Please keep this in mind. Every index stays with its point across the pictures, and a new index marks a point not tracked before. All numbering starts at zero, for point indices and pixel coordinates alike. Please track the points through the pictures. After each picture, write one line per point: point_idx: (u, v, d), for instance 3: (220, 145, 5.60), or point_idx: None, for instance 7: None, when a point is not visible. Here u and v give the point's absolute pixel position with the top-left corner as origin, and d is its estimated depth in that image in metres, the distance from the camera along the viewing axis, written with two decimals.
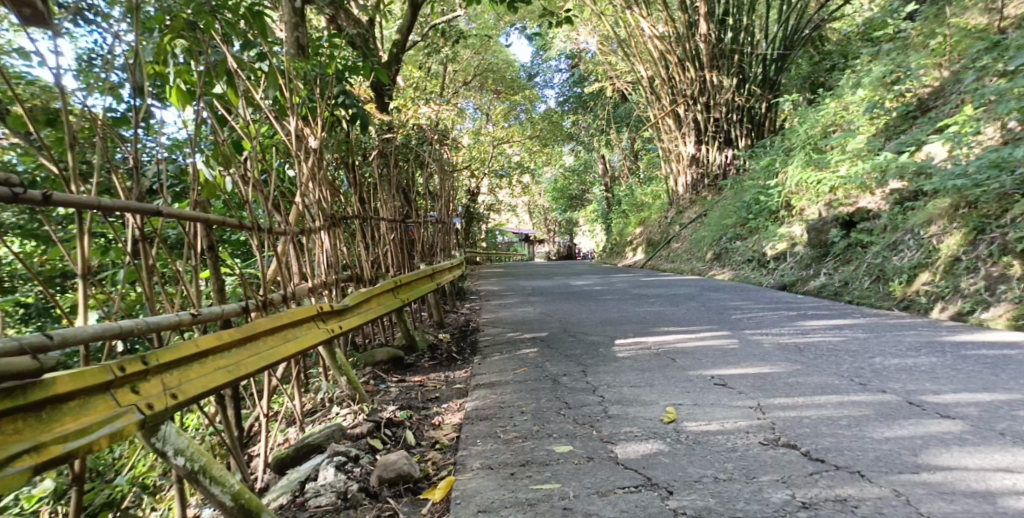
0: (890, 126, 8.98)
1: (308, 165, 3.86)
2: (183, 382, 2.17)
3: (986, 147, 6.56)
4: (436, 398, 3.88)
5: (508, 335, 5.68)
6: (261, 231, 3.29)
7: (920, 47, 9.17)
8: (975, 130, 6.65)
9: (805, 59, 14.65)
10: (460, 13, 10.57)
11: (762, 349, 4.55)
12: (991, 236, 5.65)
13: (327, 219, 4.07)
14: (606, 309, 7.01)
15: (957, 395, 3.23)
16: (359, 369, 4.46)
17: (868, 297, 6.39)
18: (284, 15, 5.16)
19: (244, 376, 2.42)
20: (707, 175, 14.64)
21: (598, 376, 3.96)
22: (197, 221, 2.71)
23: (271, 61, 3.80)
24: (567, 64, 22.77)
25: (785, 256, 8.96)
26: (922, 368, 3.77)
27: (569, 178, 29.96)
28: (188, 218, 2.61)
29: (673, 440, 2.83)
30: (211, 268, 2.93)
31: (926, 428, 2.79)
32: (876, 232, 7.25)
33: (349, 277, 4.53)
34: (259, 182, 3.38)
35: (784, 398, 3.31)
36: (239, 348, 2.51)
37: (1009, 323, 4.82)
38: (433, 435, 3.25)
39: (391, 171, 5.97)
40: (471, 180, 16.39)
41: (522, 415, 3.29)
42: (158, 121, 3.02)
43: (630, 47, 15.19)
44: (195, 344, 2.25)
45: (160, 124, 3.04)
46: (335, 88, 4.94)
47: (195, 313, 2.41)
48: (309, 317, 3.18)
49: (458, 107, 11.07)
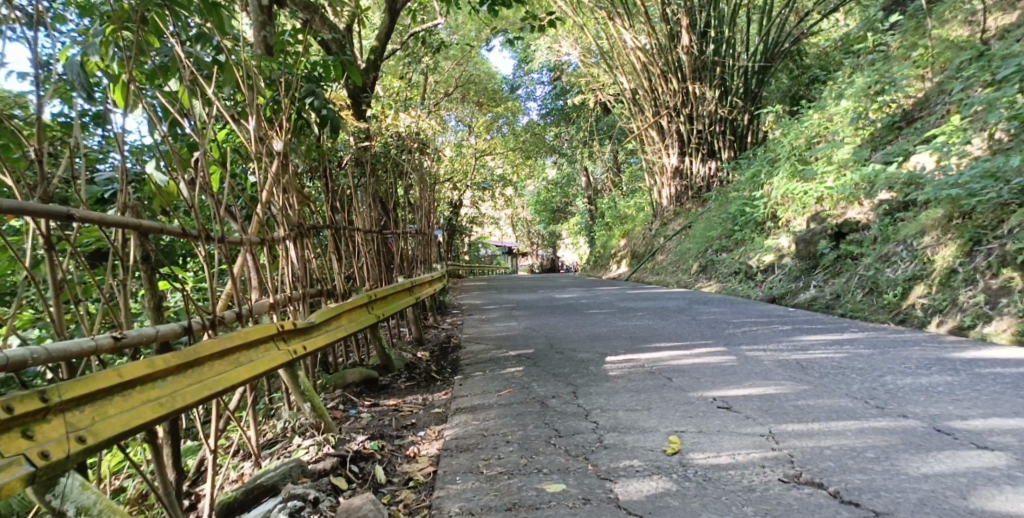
0: (875, 137, 8.66)
1: (271, 170, 3.45)
2: (98, 420, 1.82)
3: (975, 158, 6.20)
4: (412, 424, 3.51)
5: (492, 352, 5.32)
6: (214, 240, 2.88)
7: (905, 60, 8.91)
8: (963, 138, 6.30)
9: (784, 73, 14.35)
10: (439, 22, 10.22)
11: (762, 367, 4.22)
12: (988, 247, 5.37)
13: (293, 229, 3.65)
14: (594, 323, 6.67)
15: (988, 420, 2.91)
16: (327, 392, 4.09)
17: (860, 311, 6.11)
18: (251, 14, 4.73)
19: (181, 409, 2.05)
20: (690, 187, 14.39)
21: (589, 398, 3.62)
22: (127, 227, 2.32)
23: (228, 54, 3.38)
24: (549, 77, 22.54)
25: (773, 268, 8.68)
26: (939, 388, 3.46)
27: (551, 191, 29.74)
28: (111, 224, 2.21)
29: (681, 476, 2.49)
30: (147, 283, 2.54)
31: (966, 464, 2.47)
32: (867, 243, 6.99)
33: (317, 292, 4.09)
34: (212, 186, 2.94)
35: (797, 425, 2.98)
36: (178, 375, 2.14)
37: (1013, 338, 4.56)
38: (407, 470, 2.90)
39: (367, 180, 5.56)
40: (453, 192, 15.97)
41: (507, 446, 2.94)
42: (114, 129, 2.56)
43: (612, 59, 14.86)
44: (118, 373, 1.90)
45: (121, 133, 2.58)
46: (301, 89, 4.54)
47: (117, 337, 2.02)
48: (266, 338, 2.80)
49: (439, 117, 10.73)
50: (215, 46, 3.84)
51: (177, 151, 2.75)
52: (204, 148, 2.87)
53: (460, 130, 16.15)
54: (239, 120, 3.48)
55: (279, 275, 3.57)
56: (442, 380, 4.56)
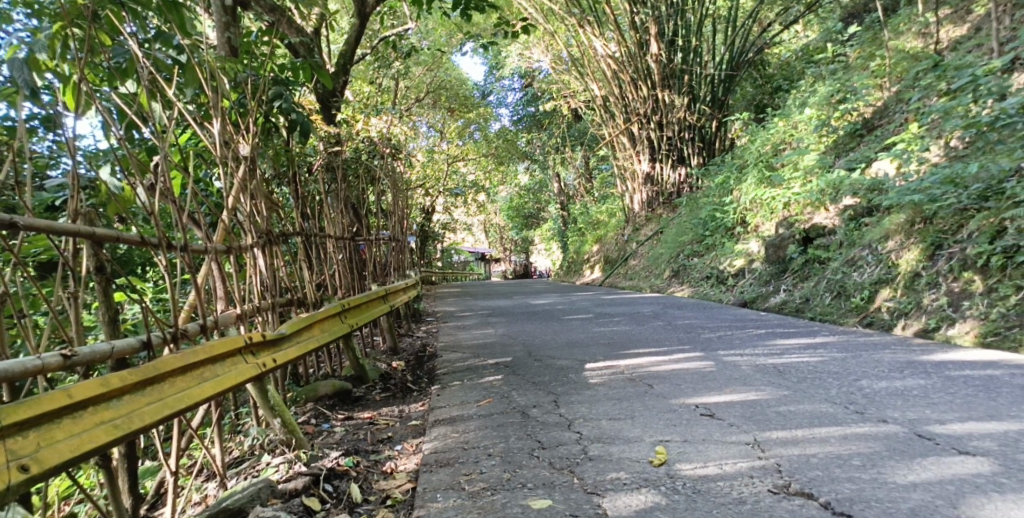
0: (839, 144, 8.55)
1: (237, 175, 3.32)
2: (42, 446, 1.84)
3: (932, 165, 6.12)
4: (388, 438, 3.40)
5: (468, 361, 5.21)
6: (176, 248, 2.76)
7: (863, 70, 8.96)
8: (922, 145, 6.22)
9: (748, 81, 14.43)
10: (408, 27, 10.06)
11: (740, 373, 4.18)
12: (949, 251, 5.38)
13: (261, 236, 3.53)
14: (569, 329, 6.59)
15: (966, 425, 2.89)
16: (298, 406, 3.97)
17: (829, 314, 6.11)
18: (213, 15, 4.57)
19: (136, 430, 2.06)
20: (661, 192, 14.42)
21: (570, 407, 3.54)
22: (77, 235, 2.25)
23: (190, 54, 3.24)
24: (520, 84, 22.50)
25: (743, 273, 8.69)
26: (914, 392, 3.43)
27: (524, 196, 29.69)
28: (57, 233, 2.15)
29: (670, 488, 2.45)
30: (101, 294, 2.46)
31: (952, 471, 2.43)
32: (833, 247, 7.00)
33: (287, 301, 3.97)
34: (173, 192, 2.83)
35: (781, 432, 2.93)
36: (135, 394, 2.15)
37: (977, 340, 4.57)
38: (383, 487, 2.80)
39: (337, 186, 5.43)
40: (425, 199, 15.80)
41: (489, 459, 2.86)
42: (65, 133, 2.44)
43: (582, 66, 14.81)
44: (67, 394, 1.92)
45: (74, 138, 2.46)
46: (267, 91, 4.39)
47: (66, 355, 2.03)
48: (235, 351, 2.70)
49: (410, 123, 10.58)
50: (175, 46, 3.71)
51: (134, 155, 2.65)
52: (163, 152, 2.76)
53: (431, 136, 16.02)
54: (203, 123, 3.36)
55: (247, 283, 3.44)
56: (418, 391, 4.45)
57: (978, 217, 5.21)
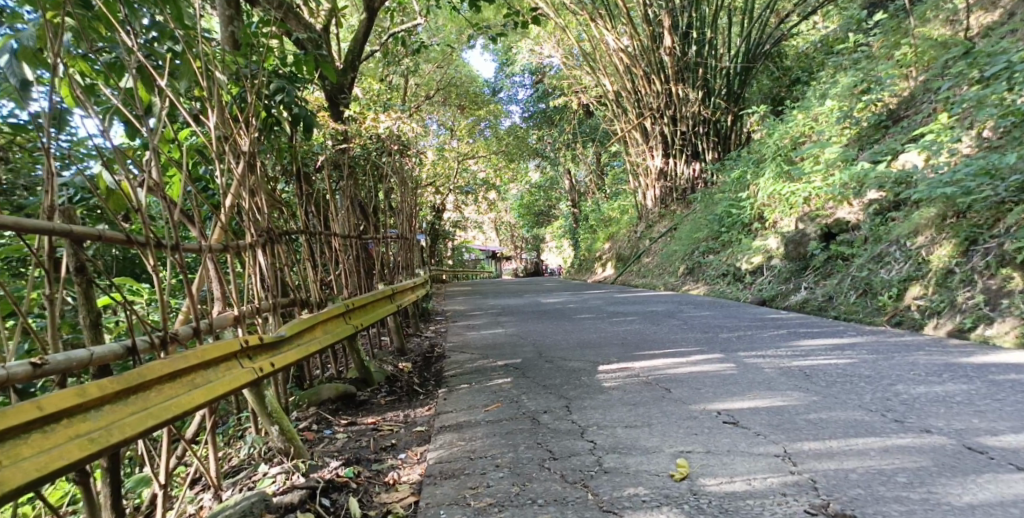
0: (862, 136, 8.34)
1: (236, 170, 3.12)
2: (5, 464, 1.66)
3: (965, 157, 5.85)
4: (392, 446, 3.22)
5: (477, 362, 5.01)
6: (163, 247, 2.55)
7: (887, 59, 8.68)
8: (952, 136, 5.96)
9: (765, 74, 14.09)
10: (417, 21, 9.86)
11: (764, 376, 3.96)
12: (986, 246, 5.14)
13: (263, 234, 3.32)
14: (583, 329, 6.39)
15: (1019, 436, 2.66)
16: (300, 411, 3.80)
17: (855, 313, 5.87)
18: (217, 8, 4.41)
19: (115, 444, 1.89)
20: (675, 188, 14.19)
21: (584, 413, 3.34)
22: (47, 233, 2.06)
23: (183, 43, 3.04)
24: (531, 80, 22.29)
25: (761, 270, 8.44)
26: (957, 399, 3.21)
27: (536, 194, 29.45)
28: (28, 229, 1.96)
29: (694, 507, 2.25)
30: (81, 296, 2.29)
31: (1011, 490, 2.22)
32: (858, 243, 6.76)
33: (291, 301, 3.77)
34: (163, 186, 2.63)
35: (814, 442, 2.73)
36: (117, 404, 1.97)
37: (1017, 341, 4.33)
38: (385, 501, 2.61)
39: (344, 183, 5.25)
40: (434, 197, 15.62)
41: (496, 471, 2.68)
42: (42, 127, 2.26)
43: (594, 61, 14.55)
44: (37, 407, 1.75)
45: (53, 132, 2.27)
46: (270, 83, 4.20)
47: (37, 365, 1.86)
48: (229, 355, 2.52)
49: (419, 118, 10.40)
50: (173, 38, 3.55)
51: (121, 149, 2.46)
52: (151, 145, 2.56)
53: (442, 132, 15.83)
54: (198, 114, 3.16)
55: (247, 283, 3.25)
56: (425, 394, 4.26)
57: (1018, 210, 4.95)
